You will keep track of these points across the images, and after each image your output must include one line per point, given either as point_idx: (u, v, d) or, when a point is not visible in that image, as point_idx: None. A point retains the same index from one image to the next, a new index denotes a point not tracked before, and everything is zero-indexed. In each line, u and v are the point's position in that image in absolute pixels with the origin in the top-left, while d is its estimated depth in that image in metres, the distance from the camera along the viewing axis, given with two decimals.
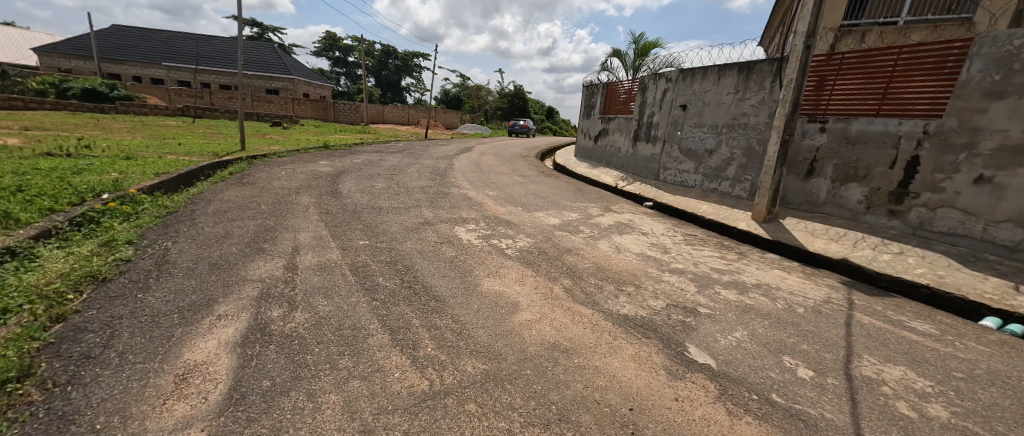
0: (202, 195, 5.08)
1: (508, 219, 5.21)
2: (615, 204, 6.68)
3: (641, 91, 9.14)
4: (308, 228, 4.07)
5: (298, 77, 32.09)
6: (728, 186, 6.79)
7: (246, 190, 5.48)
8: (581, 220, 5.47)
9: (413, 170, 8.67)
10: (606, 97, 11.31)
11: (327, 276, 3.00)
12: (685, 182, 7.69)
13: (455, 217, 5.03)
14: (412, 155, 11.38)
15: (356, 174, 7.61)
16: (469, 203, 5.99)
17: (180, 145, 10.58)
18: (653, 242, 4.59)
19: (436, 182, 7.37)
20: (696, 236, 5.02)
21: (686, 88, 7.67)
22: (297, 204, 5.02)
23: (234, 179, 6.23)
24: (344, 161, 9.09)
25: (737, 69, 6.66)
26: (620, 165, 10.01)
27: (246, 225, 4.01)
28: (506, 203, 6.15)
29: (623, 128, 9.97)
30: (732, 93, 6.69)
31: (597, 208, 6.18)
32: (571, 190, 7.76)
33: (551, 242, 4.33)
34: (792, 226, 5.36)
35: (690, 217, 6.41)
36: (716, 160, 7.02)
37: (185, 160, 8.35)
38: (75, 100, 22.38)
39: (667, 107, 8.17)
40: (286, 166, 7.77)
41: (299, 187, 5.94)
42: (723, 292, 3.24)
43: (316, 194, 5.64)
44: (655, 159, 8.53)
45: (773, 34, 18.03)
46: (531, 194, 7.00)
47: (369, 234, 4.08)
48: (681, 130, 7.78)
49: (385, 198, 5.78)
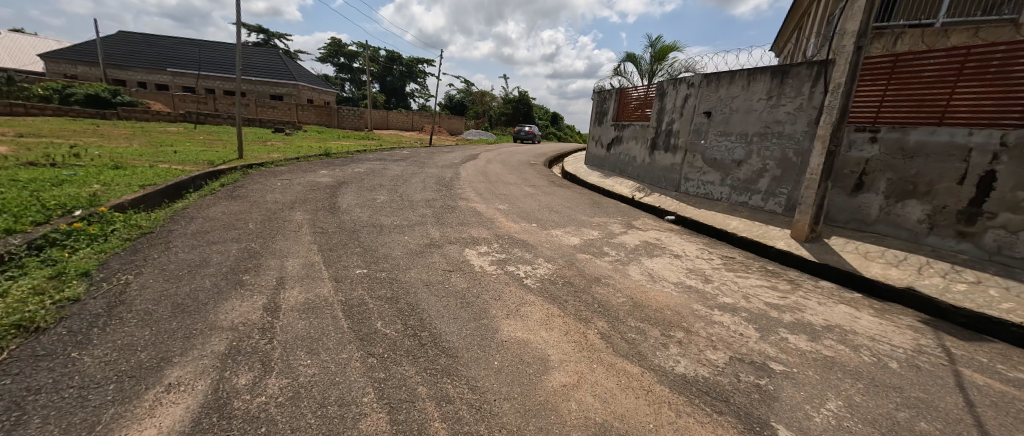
0: (185, 211, 4.61)
1: (523, 238, 4.70)
2: (637, 219, 6.15)
3: (659, 97, 8.63)
4: (299, 253, 3.57)
5: (303, 83, 31.91)
6: (759, 200, 6.24)
7: (235, 205, 5.00)
8: (603, 239, 4.95)
9: (417, 181, 8.19)
10: (619, 103, 10.81)
11: (315, 319, 2.48)
12: (710, 195, 7.15)
13: (464, 237, 4.52)
14: (416, 163, 10.91)
15: (357, 185, 7.12)
16: (479, 218, 5.47)
17: (175, 153, 10.17)
18: (689, 267, 4.05)
19: (442, 194, 6.89)
20: (735, 258, 4.47)
21: (710, 94, 7.16)
22: (290, 222, 4.53)
23: (225, 192, 5.76)
24: (345, 171, 8.63)
25: (769, 74, 6.14)
26: (636, 175, 9.48)
27: (229, 249, 3.51)
28: (519, 219, 5.64)
29: (639, 136, 9.44)
30: (765, 99, 6.17)
31: (618, 225, 5.65)
32: (586, 203, 7.23)
33: (575, 268, 3.80)
34: (840, 247, 4.80)
35: (720, 234, 5.85)
36: (745, 172, 6.48)
37: (177, 169, 7.91)
38: (78, 106, 22.23)
39: (689, 114, 7.64)
40: (283, 176, 7.30)
41: (294, 201, 5.46)
42: (790, 338, 2.69)
43: (312, 209, 5.16)
44: (675, 169, 7.99)
45: (788, 38, 17.49)
46: (544, 208, 6.48)
47: (368, 259, 3.57)
48: (705, 139, 7.25)
49: (387, 213, 5.28)
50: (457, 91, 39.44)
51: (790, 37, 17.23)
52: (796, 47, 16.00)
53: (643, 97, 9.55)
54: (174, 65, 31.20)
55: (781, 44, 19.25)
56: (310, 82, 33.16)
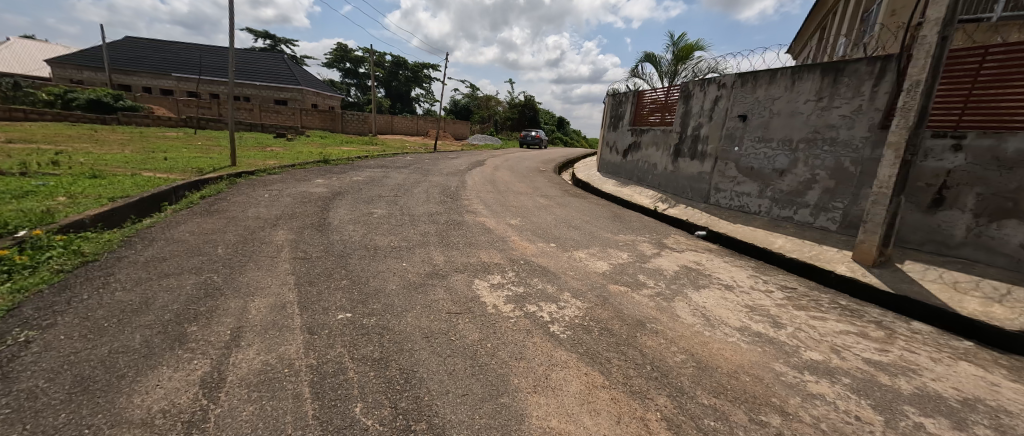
0: (148, 232, 3.94)
1: (542, 263, 3.98)
2: (668, 237, 5.41)
3: (684, 99, 7.92)
4: (270, 289, 2.88)
5: (307, 88, 31.53)
6: (807, 215, 5.50)
7: (209, 223, 4.34)
8: (635, 264, 4.22)
9: (420, 190, 7.52)
10: (635, 106, 10.10)
11: (267, 402, 1.77)
12: (745, 207, 6.41)
13: (473, 263, 3.81)
14: (419, 171, 10.25)
15: (353, 197, 6.44)
16: (489, 237, 4.77)
17: (164, 160, 9.58)
18: (748, 304, 3.31)
19: (447, 207, 6.20)
20: (799, 290, 3.73)
21: (745, 95, 6.44)
22: (268, 244, 3.84)
23: (203, 205, 5.11)
24: (343, 179, 7.98)
25: (818, 72, 5.42)
26: (657, 184, 8.74)
27: (183, 285, 2.83)
28: (535, 237, 4.93)
29: (661, 141, 8.70)
30: (813, 101, 5.44)
31: (649, 245, 4.92)
32: (607, 216, 6.50)
33: (611, 306, 3.08)
34: (918, 275, 4.05)
35: (766, 255, 5.10)
36: (789, 183, 5.74)
37: (161, 178, 7.30)
38: (80, 111, 21.88)
39: (719, 118, 6.93)
40: (273, 187, 6.64)
41: (279, 217, 4.79)
42: (927, 424, 1.96)
43: (298, 227, 4.48)
44: (704, 178, 7.25)
45: (810, 40, 16.73)
46: (561, 224, 5.77)
47: (354, 297, 2.86)
48: (740, 145, 6.52)
49: (384, 232, 4.58)
50: (463, 95, 38.96)
51: (811, 39, 16.49)
52: (819, 49, 15.26)
53: (664, 100, 8.84)
54: (178, 70, 30.98)
55: (799, 46, 18.51)
56: (315, 86, 32.82)
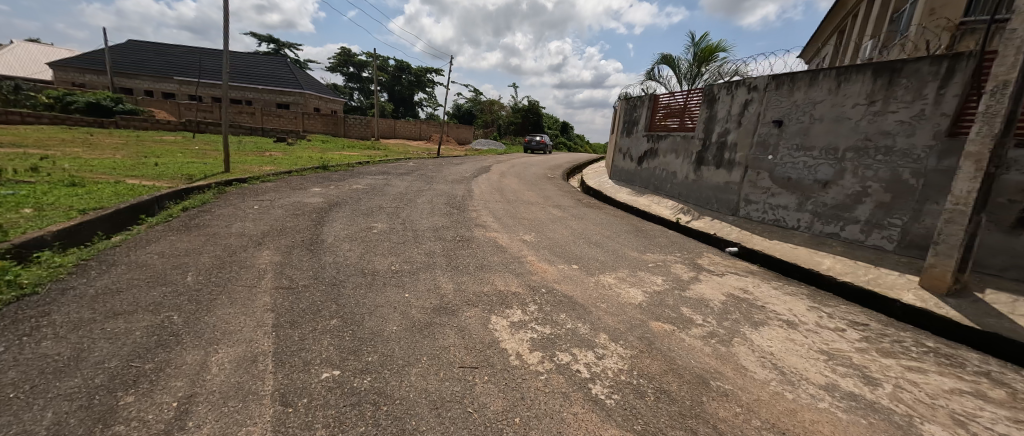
0: (111, 254, 3.38)
1: (567, 292, 3.42)
2: (702, 256, 4.85)
3: (709, 103, 7.37)
4: (241, 334, 2.32)
5: (310, 91, 31.21)
6: (857, 232, 4.93)
7: (184, 242, 3.78)
8: (673, 291, 3.65)
9: (423, 200, 6.99)
10: (651, 111, 9.55)
11: None
12: (781, 221, 5.83)
13: (487, 292, 3.25)
14: (423, 178, 9.73)
15: (352, 208, 5.90)
16: (503, 258, 4.21)
17: (154, 166, 9.07)
18: (822, 349, 2.74)
19: (454, 220, 5.66)
20: (873, 328, 3.16)
21: (780, 99, 5.89)
22: (249, 268, 3.29)
23: (183, 219, 4.56)
24: (341, 187, 7.47)
25: (869, 73, 4.87)
26: (677, 193, 8.18)
27: (133, 329, 2.26)
28: (554, 257, 4.37)
29: (680, 148, 8.16)
30: (864, 105, 4.89)
31: (683, 267, 4.35)
32: (629, 230, 5.94)
33: (660, 354, 2.51)
34: (1007, 307, 3.47)
35: (815, 278, 4.52)
36: (834, 196, 5.18)
37: (145, 186, 6.76)
38: (78, 114, 21.48)
39: (749, 124, 6.39)
40: (265, 197, 6.11)
41: (266, 234, 4.25)
42: None
43: (287, 246, 3.95)
44: (732, 188, 6.69)
45: (825, 46, 16.26)
46: (581, 240, 5.21)
47: (344, 345, 2.30)
48: (775, 153, 5.96)
49: (384, 251, 4.03)
50: (466, 99, 38.59)
51: (826, 43, 16.03)
52: (836, 54, 14.78)
53: (684, 104, 8.32)
54: (181, 73, 30.72)
55: (812, 51, 18.10)
56: (317, 90, 32.49)
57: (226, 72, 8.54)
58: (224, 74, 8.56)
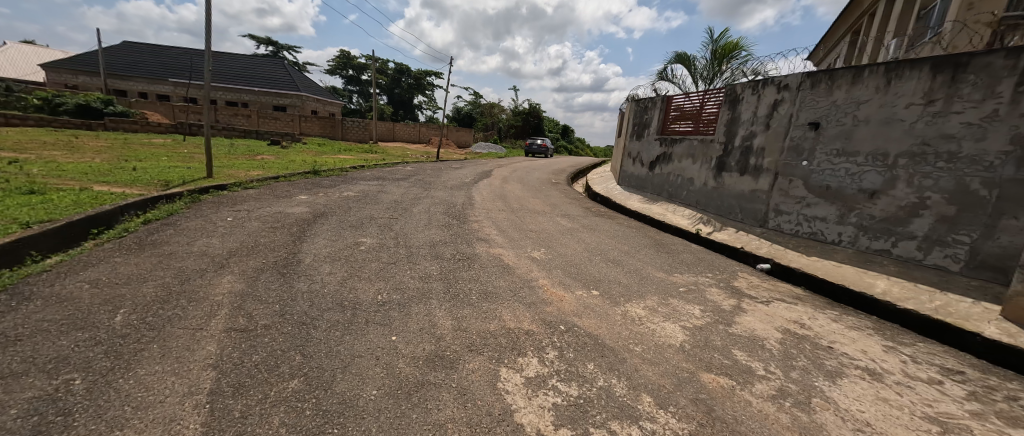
0: (31, 283, 2.74)
1: (592, 330, 2.79)
2: (738, 277, 4.22)
3: (731, 104, 6.78)
4: (159, 409, 1.69)
5: (307, 93, 30.66)
6: (912, 249, 4.33)
7: (130, 266, 3.14)
8: (718, 325, 3.03)
9: (420, 209, 6.39)
10: (664, 112, 8.95)
11: None
12: (819, 234, 5.23)
13: (494, 332, 2.62)
14: (420, 184, 9.10)
15: (339, 219, 5.27)
16: (510, 282, 3.58)
17: (132, 171, 8.44)
18: (929, 415, 2.12)
19: (454, 233, 5.05)
20: (973, 379, 2.54)
21: (816, 99, 5.30)
22: (200, 301, 2.66)
23: (140, 235, 3.93)
24: (331, 195, 6.85)
25: (928, 69, 4.28)
26: (694, 201, 7.59)
27: (9, 405, 1.64)
28: (570, 280, 3.75)
29: (698, 152, 7.56)
30: (921, 105, 4.30)
31: (720, 293, 3.73)
32: (649, 245, 5.32)
33: (727, 428, 1.89)
34: None
35: (870, 304, 3.90)
36: (884, 207, 4.58)
37: (114, 193, 6.12)
38: (67, 116, 20.85)
39: (779, 127, 5.79)
40: (242, 206, 5.47)
41: (234, 254, 3.61)
42: None
43: (254, 269, 3.31)
44: (759, 197, 6.08)
45: (835, 47, 15.76)
46: (597, 257, 4.58)
47: (301, 426, 1.67)
48: (810, 159, 5.36)
49: (370, 276, 3.40)
50: (466, 102, 38.10)
51: (837, 45, 15.54)
52: (849, 56, 14.25)
53: (700, 106, 7.74)
54: (175, 75, 30.10)
55: (822, 53, 17.59)
56: (315, 93, 31.95)
57: (208, 69, 7.89)
58: (206, 72, 7.92)
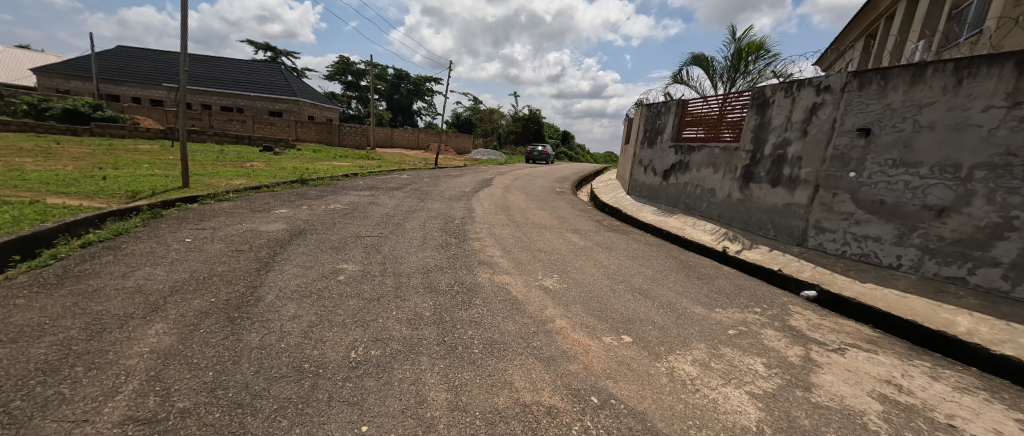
0: None
1: (634, 403, 2.08)
2: (791, 313, 3.52)
3: (760, 108, 6.13)
4: None
5: (304, 99, 30.06)
6: (996, 278, 3.65)
7: (31, 312, 2.43)
8: (793, 389, 2.32)
9: (413, 224, 5.70)
10: (679, 118, 8.29)
11: None
12: (872, 256, 4.53)
13: (503, 414, 1.90)
14: (416, 194, 8.42)
15: (319, 239, 4.56)
16: (520, 326, 2.86)
17: (100, 181, 7.72)
18: None
19: (451, 256, 4.35)
20: None
21: (865, 101, 4.64)
22: (103, 369, 1.95)
23: (66, 264, 3.22)
24: (315, 208, 6.16)
25: (1013, 65, 3.61)
26: (716, 215, 6.91)
27: None
28: (593, 321, 3.05)
29: (719, 161, 6.91)
30: (1005, 107, 3.64)
31: (778, 337, 3.03)
32: (676, 268, 4.62)
33: None
34: None
35: (956, 347, 3.21)
36: (956, 228, 3.91)
37: (67, 206, 5.41)
38: (53, 121, 20.16)
39: (819, 133, 5.13)
40: (209, 223, 4.77)
41: (176, 290, 2.90)
42: None
43: (195, 313, 2.60)
44: (795, 212, 5.40)
45: (846, 51, 15.18)
46: (620, 287, 3.87)
47: None
48: (858, 170, 4.69)
49: (342, 321, 2.69)
50: (466, 108, 37.64)
51: (849, 49, 14.95)
52: (863, 60, 13.65)
53: (721, 111, 7.09)
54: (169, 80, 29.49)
55: (830, 58, 17.07)
56: (312, 98, 31.38)
57: (182, 70, 7.20)
58: (182, 73, 7.23)
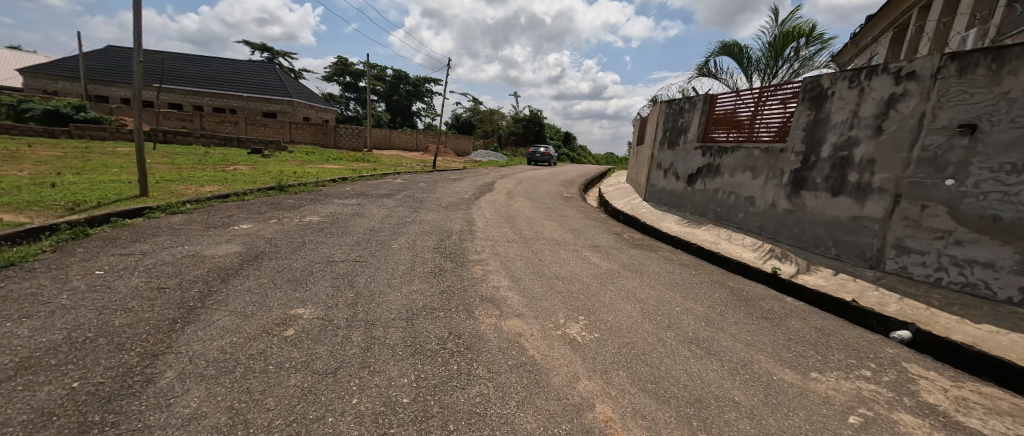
0: None
1: None
2: (913, 378, 2.55)
3: (815, 101, 5.16)
4: None
5: (299, 100, 29.04)
6: None
7: None
8: None
9: (402, 242, 4.73)
10: (706, 115, 7.31)
11: None
12: (982, 287, 3.55)
13: None
14: (410, 202, 7.46)
15: (277, 267, 3.56)
16: (544, 423, 1.87)
17: (48, 188, 6.75)
18: None
19: (445, 290, 3.37)
20: None
21: (970, 89, 3.67)
22: None
23: None
24: (287, 222, 5.19)
25: None
26: (756, 227, 5.93)
27: None
28: (651, 405, 2.07)
29: (759, 164, 5.94)
30: None
31: (925, 427, 2.05)
32: (731, 302, 3.65)
33: None
34: None
35: None
36: None
37: None
38: (35, 124, 19.14)
39: (900, 131, 4.16)
40: (142, 247, 3.78)
41: (20, 370, 1.90)
42: None
43: (28, 420, 1.63)
44: (868, 227, 4.42)
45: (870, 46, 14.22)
46: (671, 337, 2.88)
47: None
48: (960, 176, 3.70)
49: (266, 426, 1.70)
50: (467, 110, 36.78)
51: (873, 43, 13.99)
52: (891, 55, 12.65)
53: (760, 106, 6.11)
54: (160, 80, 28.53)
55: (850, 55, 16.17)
56: (307, 98, 30.46)
57: (137, 61, 6.20)
58: (136, 65, 6.23)
